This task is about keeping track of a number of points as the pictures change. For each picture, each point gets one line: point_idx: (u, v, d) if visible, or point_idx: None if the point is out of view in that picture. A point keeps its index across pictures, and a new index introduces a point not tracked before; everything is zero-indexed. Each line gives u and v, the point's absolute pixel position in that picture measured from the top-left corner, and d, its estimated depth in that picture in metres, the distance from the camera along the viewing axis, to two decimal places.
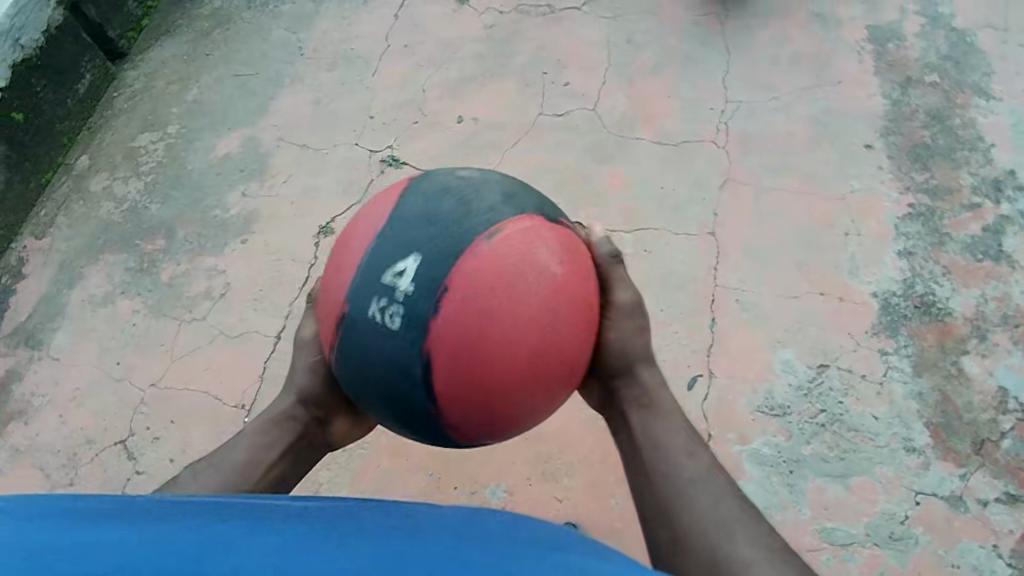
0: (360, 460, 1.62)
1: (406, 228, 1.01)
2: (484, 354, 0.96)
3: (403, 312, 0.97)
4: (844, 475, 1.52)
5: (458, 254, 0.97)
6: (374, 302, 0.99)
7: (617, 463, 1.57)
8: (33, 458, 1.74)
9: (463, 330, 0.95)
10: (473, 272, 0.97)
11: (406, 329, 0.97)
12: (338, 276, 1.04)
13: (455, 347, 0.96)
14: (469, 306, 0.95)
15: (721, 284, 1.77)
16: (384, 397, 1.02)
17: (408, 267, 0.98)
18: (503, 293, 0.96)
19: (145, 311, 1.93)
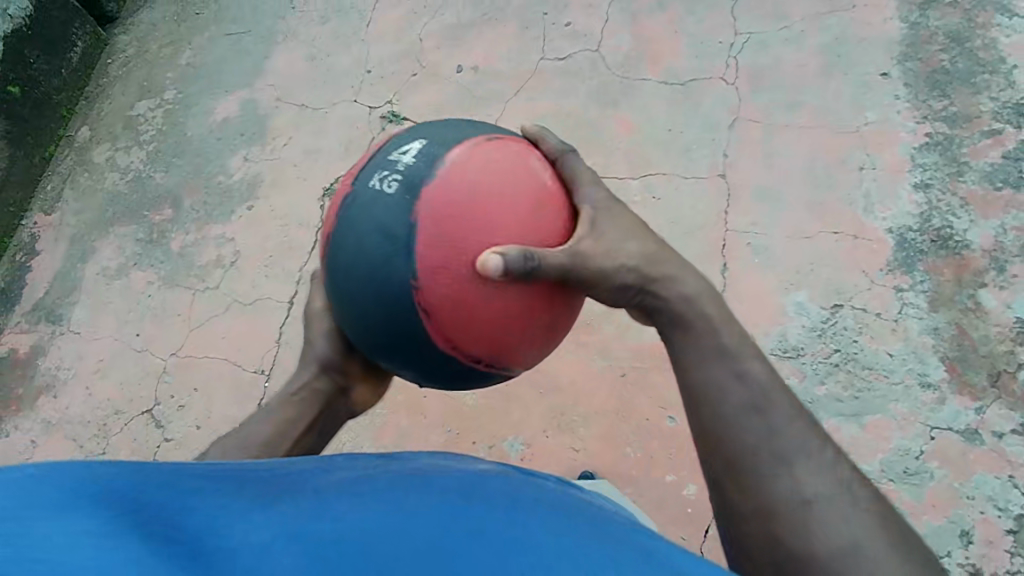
0: (380, 420, 1.66)
1: (421, 126, 1.02)
2: (467, 229, 0.90)
3: (401, 178, 0.94)
4: (858, 414, 1.53)
5: (459, 142, 0.97)
6: (376, 175, 0.97)
7: (631, 412, 1.59)
8: (66, 430, 1.80)
9: (453, 203, 0.91)
10: (470, 155, 0.95)
11: (402, 195, 0.93)
12: (349, 167, 1.04)
13: (439, 215, 0.91)
14: (461, 181, 0.92)
15: (732, 228, 1.74)
16: (365, 285, 0.94)
17: (414, 147, 0.97)
18: (491, 175, 0.93)
19: (159, 282, 1.94)
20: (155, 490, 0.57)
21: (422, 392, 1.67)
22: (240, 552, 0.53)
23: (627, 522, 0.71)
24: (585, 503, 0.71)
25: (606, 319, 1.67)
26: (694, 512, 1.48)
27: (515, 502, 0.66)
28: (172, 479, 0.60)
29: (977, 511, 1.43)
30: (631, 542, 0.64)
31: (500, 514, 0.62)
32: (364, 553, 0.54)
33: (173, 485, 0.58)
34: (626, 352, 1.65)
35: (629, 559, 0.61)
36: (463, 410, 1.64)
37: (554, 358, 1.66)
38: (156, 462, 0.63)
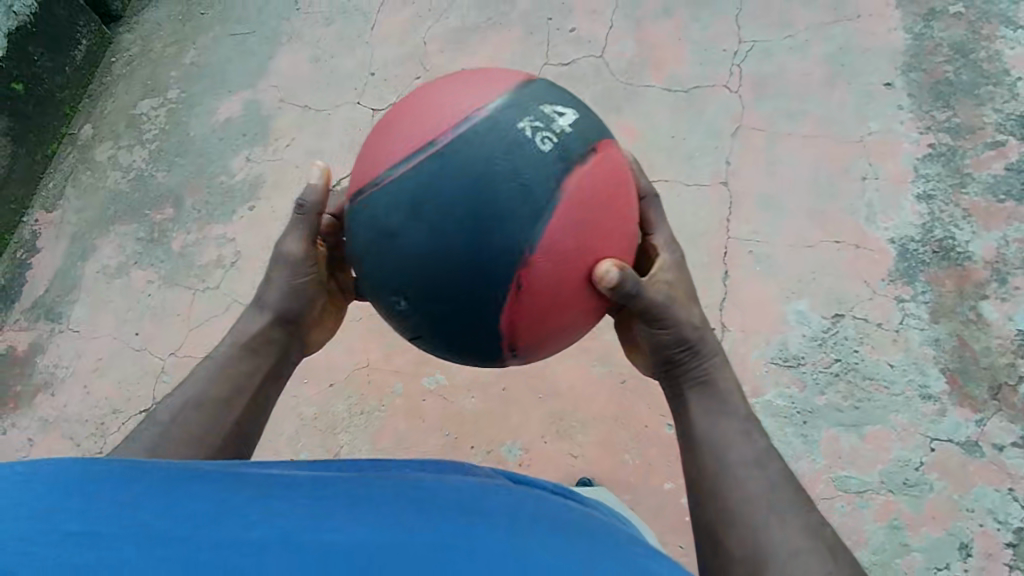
0: (379, 423, 1.65)
1: (551, 94, 1.01)
2: (593, 231, 0.94)
3: (556, 142, 0.93)
4: (858, 424, 1.52)
5: (607, 136, 1.00)
6: (527, 120, 0.94)
7: (631, 419, 1.59)
8: (63, 428, 1.79)
9: (598, 200, 0.94)
10: (610, 154, 0.98)
11: (555, 162, 0.92)
12: (467, 91, 0.97)
13: (586, 203, 0.93)
14: (608, 179, 0.96)
15: (734, 235, 1.74)
16: (458, 225, 0.90)
17: (569, 119, 0.96)
18: (624, 186, 0.98)
19: (159, 281, 1.94)
20: (145, 494, 0.58)
21: (420, 395, 1.67)
22: (229, 549, 0.53)
23: (625, 537, 0.69)
24: (585, 520, 0.70)
25: (606, 326, 1.67)
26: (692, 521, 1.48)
27: (514, 515, 0.65)
28: (177, 480, 0.62)
29: (976, 524, 1.42)
30: (628, 557, 0.62)
31: (496, 526, 0.61)
32: (352, 557, 0.54)
33: (165, 490, 0.60)
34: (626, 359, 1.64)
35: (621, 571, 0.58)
36: (462, 414, 1.64)
37: (553, 364, 1.65)
38: (168, 464, 0.66)
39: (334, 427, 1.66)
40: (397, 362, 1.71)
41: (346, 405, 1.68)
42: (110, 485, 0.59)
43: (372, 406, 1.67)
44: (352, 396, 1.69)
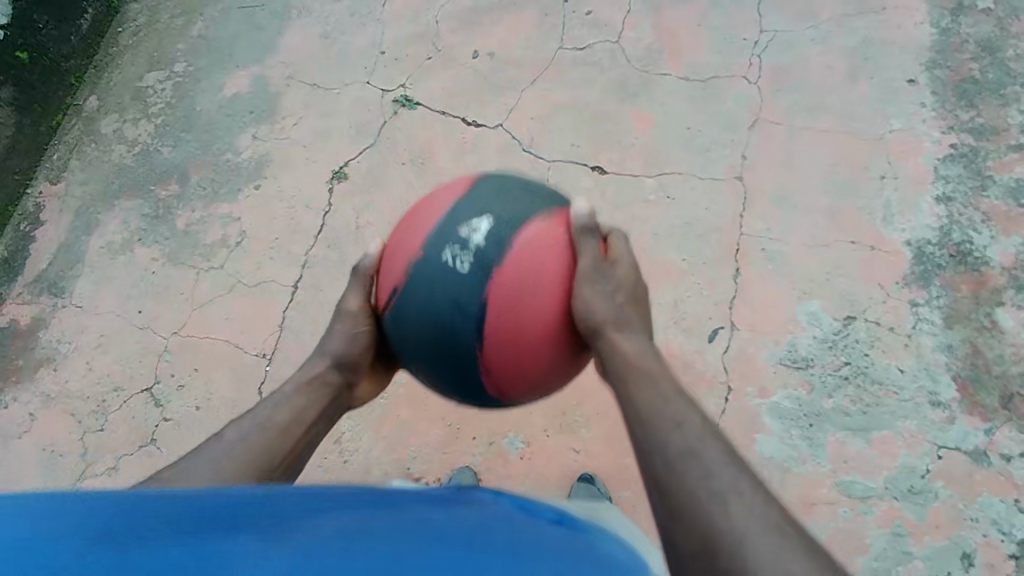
0: (382, 411, 1.64)
1: (481, 190, 1.03)
2: (526, 309, 0.96)
3: (475, 255, 0.96)
4: (865, 429, 1.51)
5: (527, 218, 1.00)
6: (445, 246, 0.98)
7: None
8: (66, 404, 1.79)
9: (521, 287, 0.96)
10: (534, 240, 0.99)
11: (475, 272, 0.96)
12: (412, 222, 1.03)
13: (509, 296, 0.95)
14: (524, 262, 0.97)
15: (747, 232, 1.70)
16: (429, 345, 0.99)
17: (485, 225, 0.98)
18: (556, 255, 1.00)
19: (163, 259, 1.92)
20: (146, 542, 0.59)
21: None
22: None
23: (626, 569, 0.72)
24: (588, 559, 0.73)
25: None
26: None
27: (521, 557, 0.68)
28: (178, 523, 0.63)
29: (980, 535, 1.41)
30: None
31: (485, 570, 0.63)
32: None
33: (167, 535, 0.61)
34: None
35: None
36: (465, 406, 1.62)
37: None
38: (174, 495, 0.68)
39: None
40: None
41: None
42: (110, 532, 0.60)
43: None
44: None
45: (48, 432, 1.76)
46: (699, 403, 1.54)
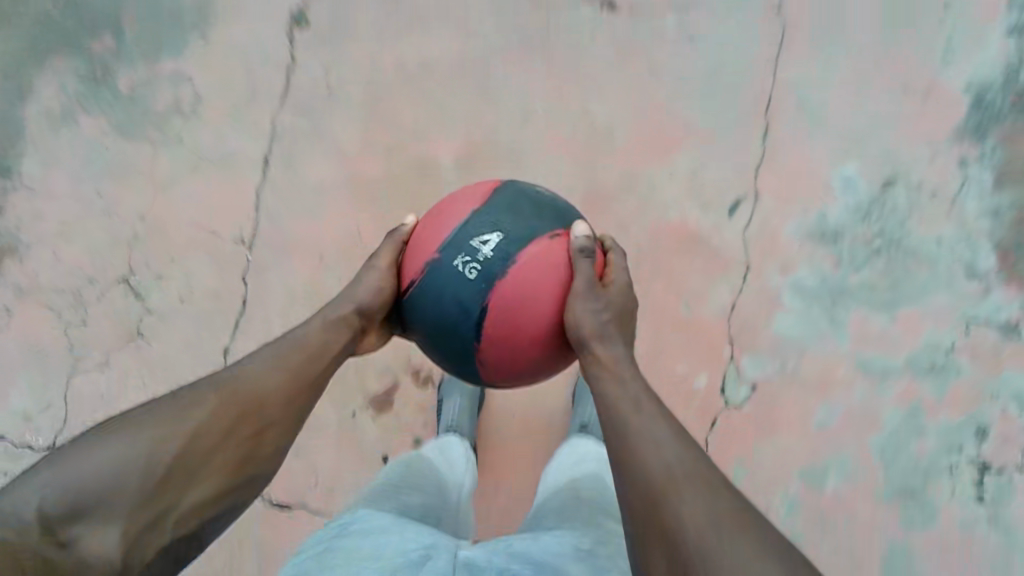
0: None
1: (502, 203, 0.98)
2: (525, 315, 0.92)
3: (482, 267, 0.93)
4: (891, 305, 1.41)
5: (539, 235, 0.95)
6: (458, 255, 0.95)
7: (648, 296, 1.45)
8: (40, 297, 1.63)
9: (524, 293, 0.92)
10: (540, 251, 0.95)
11: (481, 279, 0.92)
12: (432, 224, 1.01)
13: (511, 301, 0.92)
14: (529, 271, 0.93)
15: (782, 81, 1.48)
16: (433, 338, 0.97)
17: (496, 238, 0.94)
18: (564, 270, 0.95)
19: (113, 130, 1.69)
20: None
21: None
22: None
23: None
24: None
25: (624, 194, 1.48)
26: (703, 405, 1.38)
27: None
28: None
29: (999, 408, 1.35)
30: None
31: None
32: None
33: None
34: (645, 233, 1.47)
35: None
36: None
37: None
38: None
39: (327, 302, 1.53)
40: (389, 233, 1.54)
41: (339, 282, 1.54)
42: None
43: None
44: (343, 270, 1.54)
45: (28, 329, 1.61)
46: (712, 284, 1.44)
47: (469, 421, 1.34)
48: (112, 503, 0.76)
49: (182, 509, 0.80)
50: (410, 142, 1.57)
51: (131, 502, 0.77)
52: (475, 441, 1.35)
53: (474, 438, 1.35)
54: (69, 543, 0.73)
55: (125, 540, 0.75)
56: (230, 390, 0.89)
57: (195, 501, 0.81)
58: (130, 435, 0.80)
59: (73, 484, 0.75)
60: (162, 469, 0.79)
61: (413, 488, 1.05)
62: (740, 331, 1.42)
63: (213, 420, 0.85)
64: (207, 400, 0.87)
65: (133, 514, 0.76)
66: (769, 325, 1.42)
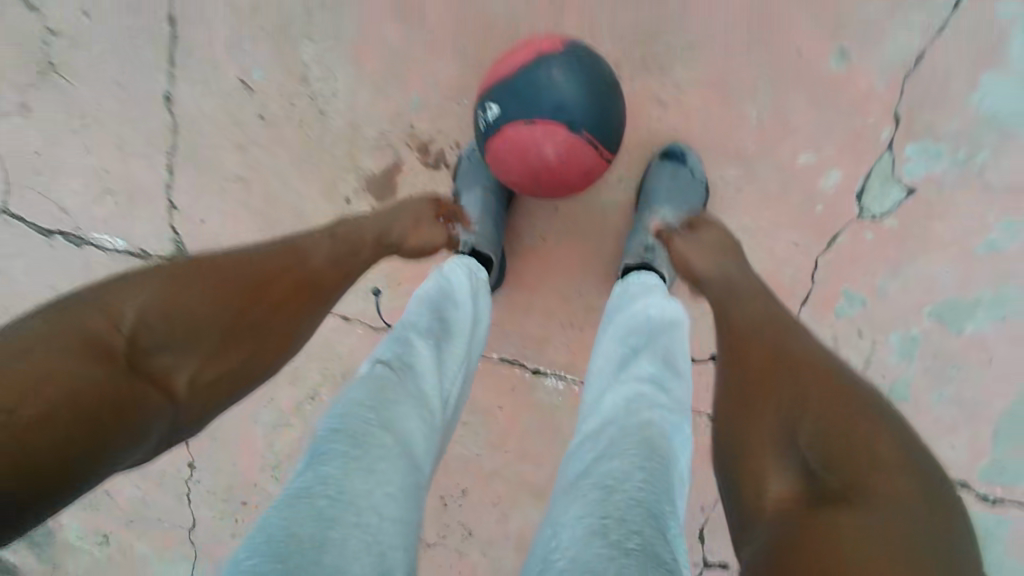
0: (354, 32, 1.04)
1: (518, 84, 0.89)
2: (507, 177, 0.93)
3: (484, 129, 0.92)
4: None
5: (530, 117, 0.88)
6: (479, 109, 0.94)
7: (768, 41, 0.96)
8: None
9: (504, 161, 0.91)
10: (522, 131, 0.89)
11: (482, 136, 0.94)
12: (493, 71, 0.96)
13: (494, 159, 0.92)
14: (508, 148, 0.90)
15: None
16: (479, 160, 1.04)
17: (495, 109, 0.91)
18: (548, 158, 0.88)
19: None
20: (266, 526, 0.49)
21: None
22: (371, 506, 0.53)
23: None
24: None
25: None
26: (826, 213, 0.97)
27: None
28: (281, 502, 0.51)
29: None
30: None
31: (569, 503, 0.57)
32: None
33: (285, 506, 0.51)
34: None
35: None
36: (490, 24, 1.00)
37: None
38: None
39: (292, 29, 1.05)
40: None
41: None
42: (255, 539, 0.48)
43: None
44: None
45: None
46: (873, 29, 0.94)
47: (490, 230, 0.99)
48: (190, 344, 0.62)
49: (239, 372, 0.67)
50: None
51: (207, 355, 0.63)
52: (498, 253, 0.99)
53: (498, 246, 1.00)
54: (151, 369, 0.59)
55: (191, 393, 0.62)
56: (300, 276, 0.76)
57: (254, 371, 0.69)
58: (180, 281, 0.64)
59: (155, 308, 0.60)
60: (228, 331, 0.66)
61: (391, 409, 0.62)
62: (912, 100, 0.94)
63: (279, 299, 0.73)
64: (277, 273, 0.74)
65: (200, 368, 0.63)
66: (964, 92, 0.93)
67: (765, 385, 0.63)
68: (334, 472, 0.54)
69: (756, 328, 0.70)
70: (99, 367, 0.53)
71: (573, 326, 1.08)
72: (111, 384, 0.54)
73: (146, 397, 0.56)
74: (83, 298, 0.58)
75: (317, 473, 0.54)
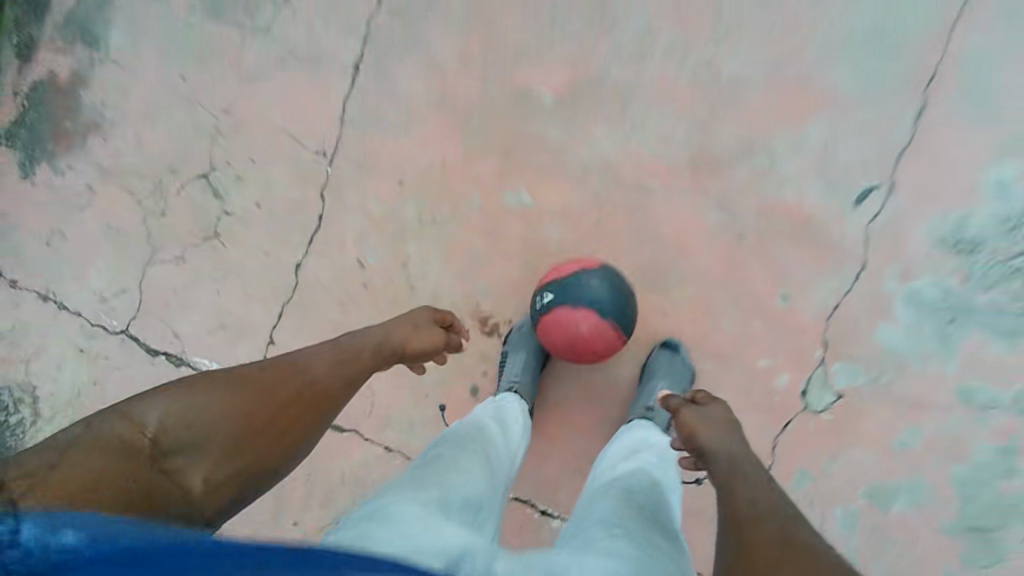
0: (450, 236, 1.45)
1: (565, 283, 1.27)
2: (548, 344, 1.29)
3: (537, 309, 1.29)
4: (1015, 332, 1.25)
5: (571, 305, 1.25)
6: (535, 296, 1.32)
7: (741, 281, 1.33)
8: (122, 182, 1.64)
9: (548, 333, 1.27)
10: (564, 314, 1.25)
11: (535, 314, 1.31)
12: (549, 270, 1.35)
13: (540, 331, 1.29)
14: (553, 323, 1.26)
15: (949, 55, 1.27)
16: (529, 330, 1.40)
17: (547, 297, 1.28)
18: (580, 334, 1.24)
19: (204, 12, 1.60)
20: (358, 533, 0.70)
21: (499, 211, 1.43)
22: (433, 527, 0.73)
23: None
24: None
25: (737, 164, 1.34)
26: (780, 405, 1.31)
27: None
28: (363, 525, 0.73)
29: None
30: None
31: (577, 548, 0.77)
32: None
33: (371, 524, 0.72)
34: (751, 210, 1.33)
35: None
36: (546, 247, 1.41)
37: (659, 201, 1.36)
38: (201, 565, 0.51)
39: (402, 232, 1.47)
40: (472, 164, 1.45)
41: (416, 210, 1.47)
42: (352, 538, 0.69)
43: (445, 215, 1.45)
44: (422, 200, 1.47)
45: (111, 213, 1.64)
46: (810, 289, 1.31)
47: (528, 384, 1.31)
48: (202, 449, 0.76)
49: (250, 467, 0.80)
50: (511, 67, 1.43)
51: (221, 454, 0.78)
52: (532, 404, 1.32)
53: (530, 398, 1.31)
54: (166, 468, 0.72)
55: (205, 491, 0.75)
56: (304, 378, 0.93)
57: (267, 467, 0.83)
58: (192, 396, 0.80)
59: (171, 416, 0.76)
60: (240, 437, 0.80)
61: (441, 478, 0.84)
62: (839, 334, 1.30)
63: (287, 408, 0.87)
64: (279, 385, 0.89)
65: (216, 464, 0.77)
66: (873, 334, 1.29)
67: (778, 555, 0.73)
68: (398, 507, 0.76)
69: (756, 517, 0.80)
70: (134, 462, 0.69)
71: (581, 475, 1.34)
72: (139, 468, 0.69)
73: (166, 484, 0.71)
74: (123, 409, 0.75)
75: (388, 509, 0.76)
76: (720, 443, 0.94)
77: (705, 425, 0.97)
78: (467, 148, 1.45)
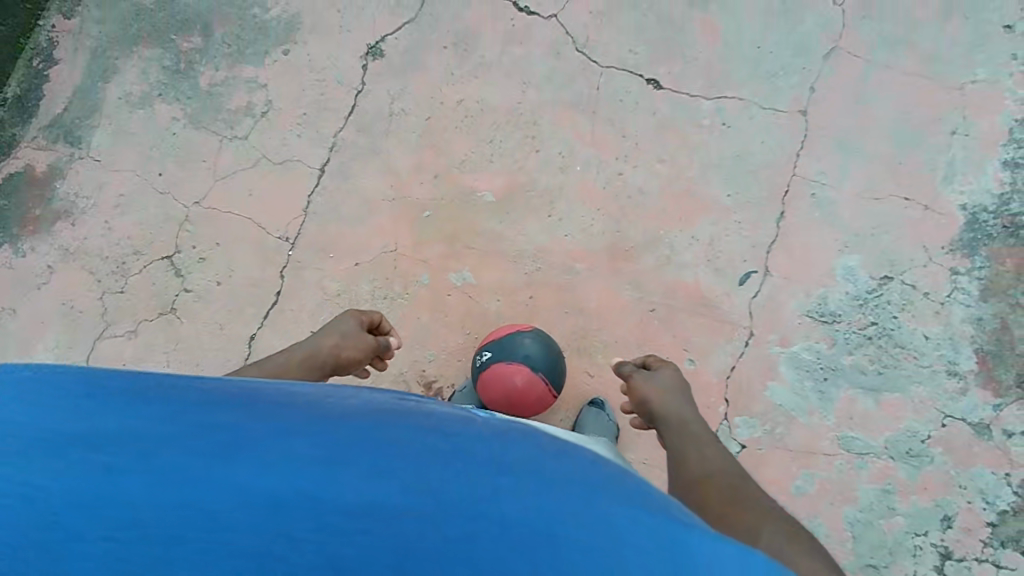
0: (400, 312, 1.62)
1: (503, 342, 1.43)
2: (487, 399, 1.42)
3: (477, 366, 1.44)
4: (877, 390, 1.50)
5: (507, 360, 1.41)
6: (476, 356, 1.47)
7: (654, 348, 1.56)
8: (83, 262, 1.73)
9: (486, 387, 1.41)
10: (501, 369, 1.40)
11: (475, 371, 1.45)
12: (488, 336, 1.52)
13: (480, 386, 1.42)
14: (490, 377, 1.40)
15: (800, 173, 1.63)
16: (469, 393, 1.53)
17: (486, 355, 1.44)
18: (516, 387, 1.39)
19: (184, 120, 1.80)
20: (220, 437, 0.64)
21: (446, 290, 1.63)
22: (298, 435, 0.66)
23: (626, 479, 0.73)
24: (585, 464, 0.73)
25: (646, 252, 1.61)
26: None
27: (536, 479, 0.65)
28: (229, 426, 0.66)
29: (965, 501, 1.44)
30: (661, 519, 0.66)
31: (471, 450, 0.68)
32: (364, 521, 0.59)
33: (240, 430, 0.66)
34: (660, 288, 1.59)
35: (671, 557, 0.62)
36: (486, 320, 1.60)
37: (583, 282, 1.60)
38: (168, 399, 0.70)
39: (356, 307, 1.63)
40: (422, 251, 1.66)
41: (369, 287, 1.65)
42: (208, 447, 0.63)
43: (396, 292, 1.63)
44: (376, 279, 1.65)
45: (68, 291, 1.71)
46: (712, 355, 1.55)
47: None
48: None
49: None
50: (457, 174, 1.70)
51: None
52: None
53: None
54: None
55: None
56: None
57: None
58: None
59: None
60: None
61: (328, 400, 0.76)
62: (737, 392, 1.53)
63: None
64: None
65: None
66: (765, 391, 1.52)
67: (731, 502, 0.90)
68: (267, 419, 0.68)
69: (708, 478, 0.96)
70: None
71: None
72: None
73: None
74: None
75: (259, 417, 0.68)
76: (673, 408, 1.13)
77: (661, 392, 1.16)
78: (420, 238, 1.66)
